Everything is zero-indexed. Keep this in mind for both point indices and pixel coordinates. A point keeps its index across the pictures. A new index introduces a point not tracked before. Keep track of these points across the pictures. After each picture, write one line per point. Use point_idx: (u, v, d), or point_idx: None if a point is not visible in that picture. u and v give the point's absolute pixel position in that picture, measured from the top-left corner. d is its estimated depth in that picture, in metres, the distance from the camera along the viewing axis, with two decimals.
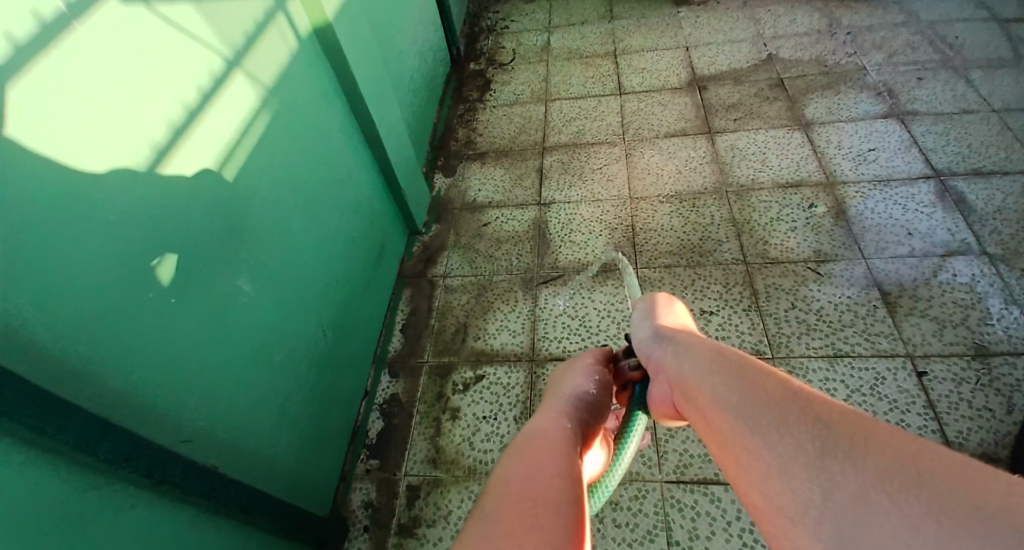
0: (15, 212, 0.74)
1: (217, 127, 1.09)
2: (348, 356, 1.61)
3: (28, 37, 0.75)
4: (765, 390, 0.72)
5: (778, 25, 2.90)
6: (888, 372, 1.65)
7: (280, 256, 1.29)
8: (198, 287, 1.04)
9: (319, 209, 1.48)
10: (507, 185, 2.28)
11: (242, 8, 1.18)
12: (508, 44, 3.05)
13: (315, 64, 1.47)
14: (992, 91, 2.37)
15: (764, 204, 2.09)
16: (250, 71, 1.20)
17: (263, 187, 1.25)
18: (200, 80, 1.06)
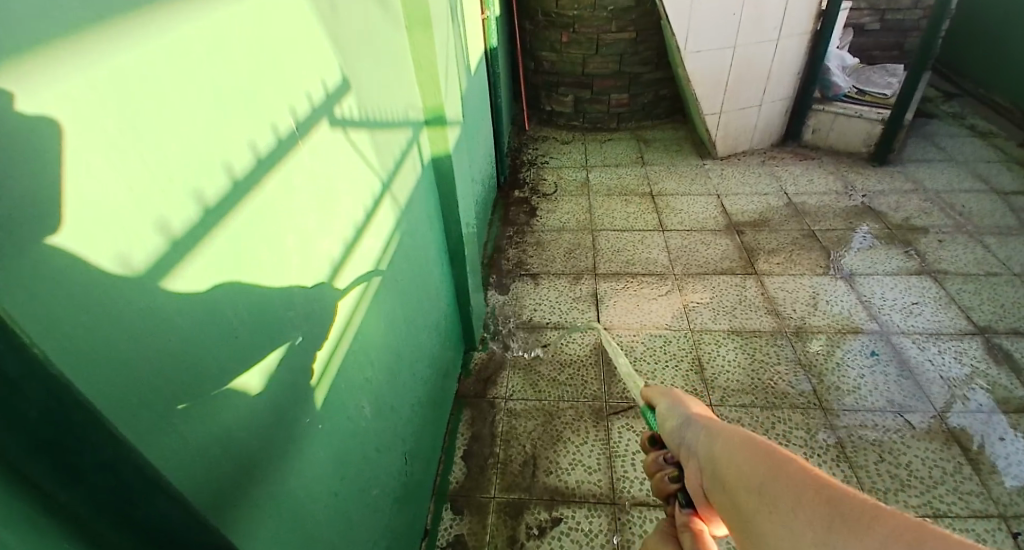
0: (233, 328, 0.66)
1: (369, 250, 1.04)
2: (420, 493, 1.42)
3: (266, 151, 0.71)
4: (762, 462, 0.60)
5: (799, 184, 3.13)
6: (989, 536, 1.53)
7: (390, 374, 1.18)
8: (334, 412, 0.92)
9: (421, 321, 1.41)
10: (563, 308, 2.23)
11: (396, 138, 1.20)
12: (550, 177, 3.21)
13: (429, 190, 1.48)
14: (1010, 256, 2.55)
15: (825, 348, 2.09)
16: (394, 195, 1.18)
17: (390, 302, 1.18)
18: (366, 203, 1.03)
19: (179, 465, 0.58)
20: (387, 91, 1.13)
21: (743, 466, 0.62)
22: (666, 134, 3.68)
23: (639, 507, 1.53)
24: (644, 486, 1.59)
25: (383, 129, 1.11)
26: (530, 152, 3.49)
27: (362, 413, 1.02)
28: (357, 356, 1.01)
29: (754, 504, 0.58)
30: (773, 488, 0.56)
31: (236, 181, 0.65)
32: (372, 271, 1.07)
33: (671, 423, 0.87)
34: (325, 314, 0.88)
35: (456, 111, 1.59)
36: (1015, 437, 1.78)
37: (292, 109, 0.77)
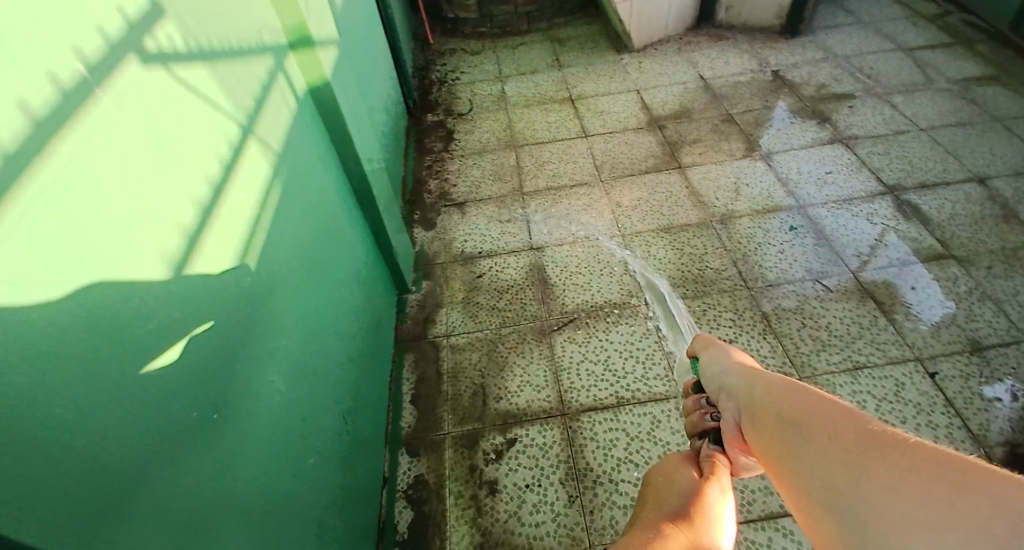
0: (56, 330, 0.58)
1: (238, 205, 0.94)
2: (369, 443, 1.41)
3: (47, 109, 0.59)
4: (803, 401, 0.63)
5: (715, 67, 3.08)
6: (906, 379, 1.67)
7: (302, 336, 1.12)
8: (231, 393, 0.86)
9: (331, 273, 1.33)
10: (494, 233, 2.19)
11: (248, 71, 1.05)
12: (463, 95, 3.03)
13: (313, 127, 1.35)
14: (916, 112, 2.61)
15: (749, 230, 2.15)
16: (261, 137, 1.06)
17: (284, 261, 1.10)
18: (219, 151, 0.91)
19: (26, 501, 0.52)
20: (221, 14, 0.97)
21: (784, 405, 0.65)
22: (579, 30, 3.50)
23: (589, 413, 1.60)
24: (591, 392, 1.65)
25: (224, 62, 0.97)
26: (438, 69, 3.27)
27: (274, 387, 0.98)
28: (250, 320, 0.94)
29: (789, 430, 0.61)
30: (809, 418, 0.59)
31: (9, 157, 0.54)
32: (247, 228, 0.97)
33: (714, 369, 0.92)
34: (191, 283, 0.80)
35: (327, 31, 1.43)
36: (925, 282, 1.92)
37: (78, 51, 0.64)
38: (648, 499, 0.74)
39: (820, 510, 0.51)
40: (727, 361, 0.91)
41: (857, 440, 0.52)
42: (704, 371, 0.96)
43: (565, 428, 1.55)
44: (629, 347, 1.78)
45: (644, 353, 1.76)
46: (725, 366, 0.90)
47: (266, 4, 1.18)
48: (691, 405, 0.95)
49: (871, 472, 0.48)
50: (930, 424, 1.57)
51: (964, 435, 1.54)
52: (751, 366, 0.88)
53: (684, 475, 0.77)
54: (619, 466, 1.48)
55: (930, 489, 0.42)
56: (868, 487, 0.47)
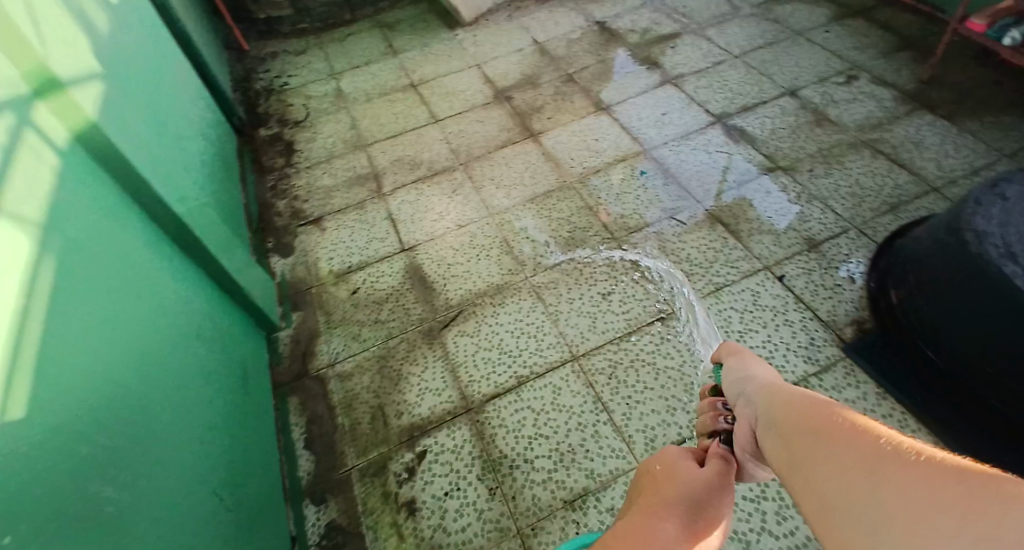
0: None
1: None
2: (261, 504, 1.31)
3: None
4: (823, 413, 0.59)
5: (547, 29, 3.12)
6: (760, 288, 1.80)
7: (132, 418, 1.00)
8: (37, 521, 0.75)
9: (161, 336, 1.20)
10: (360, 243, 2.09)
11: None
12: (296, 101, 2.83)
13: (94, 179, 1.18)
14: (728, 41, 2.80)
15: (607, 184, 2.23)
16: (12, 212, 0.91)
17: (86, 345, 0.97)
18: None
19: None
20: None
21: (806, 416, 0.61)
22: (407, 11, 3.37)
23: (493, 402, 1.60)
24: (491, 380, 1.65)
25: None
26: (262, 77, 3.02)
27: (102, 492, 0.87)
28: (41, 420, 0.82)
29: (807, 441, 0.57)
30: (829, 428, 0.55)
31: None
32: (18, 322, 0.84)
33: (742, 383, 0.90)
34: None
35: (80, 68, 1.25)
36: (770, 189, 2.08)
37: None
38: (649, 494, 0.77)
39: (837, 522, 0.46)
40: (759, 379, 0.88)
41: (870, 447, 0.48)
42: (731, 385, 0.93)
43: (473, 426, 1.54)
44: (521, 326, 1.79)
45: (535, 328, 1.78)
46: (752, 382, 0.87)
47: None
48: (710, 413, 1.01)
49: (888, 484, 0.43)
50: (788, 322, 1.70)
51: (818, 324, 1.68)
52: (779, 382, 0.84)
53: (688, 471, 0.79)
54: (531, 445, 1.50)
55: (939, 497, 0.38)
56: (883, 498, 0.43)
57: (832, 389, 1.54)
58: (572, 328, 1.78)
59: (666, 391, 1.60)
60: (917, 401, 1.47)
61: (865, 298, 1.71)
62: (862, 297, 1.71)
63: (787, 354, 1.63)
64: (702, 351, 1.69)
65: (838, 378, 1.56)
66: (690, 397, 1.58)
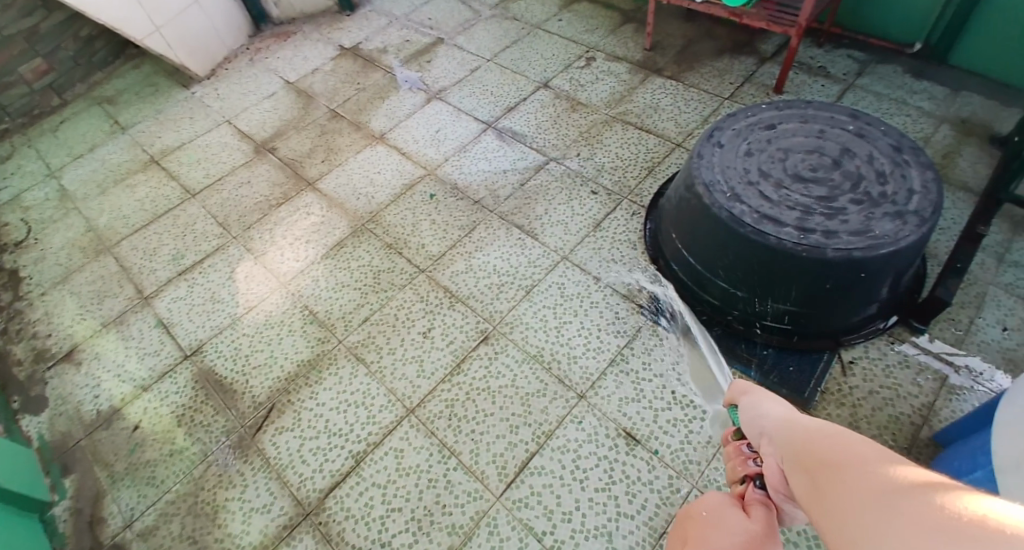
0: None
1: None
2: None
3: None
4: (836, 441, 0.58)
5: (297, 67, 2.93)
6: (563, 279, 1.86)
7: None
8: None
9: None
10: (132, 365, 1.77)
11: None
12: (11, 218, 2.32)
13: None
14: (478, 45, 2.88)
15: (399, 217, 2.15)
16: None
17: None
18: None
19: None
20: None
21: (820, 443, 0.60)
22: (128, 79, 2.94)
23: (332, 494, 1.45)
24: (324, 470, 1.49)
25: None
26: None
27: None
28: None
29: (820, 468, 0.56)
30: (842, 455, 0.54)
31: None
32: None
33: (752, 414, 0.83)
34: None
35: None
36: (552, 178, 2.18)
37: None
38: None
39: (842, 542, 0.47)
40: (762, 405, 0.84)
41: (901, 487, 0.45)
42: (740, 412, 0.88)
43: (319, 523, 1.40)
44: (343, 398, 1.65)
45: (357, 395, 1.65)
46: (759, 408, 0.83)
47: None
48: (733, 455, 0.89)
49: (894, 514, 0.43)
50: (594, 304, 1.78)
51: (619, 298, 1.78)
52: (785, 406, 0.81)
53: (730, 522, 0.73)
54: (385, 525, 1.39)
55: (950, 528, 0.38)
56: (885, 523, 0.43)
57: (644, 355, 1.64)
58: (401, 381, 1.68)
59: (507, 413, 1.57)
60: (709, 343, 1.63)
61: (649, 260, 1.86)
62: (647, 261, 1.86)
63: (600, 335, 1.70)
64: (704, 403, 1.54)
65: (646, 342, 1.67)
66: (528, 410, 1.57)
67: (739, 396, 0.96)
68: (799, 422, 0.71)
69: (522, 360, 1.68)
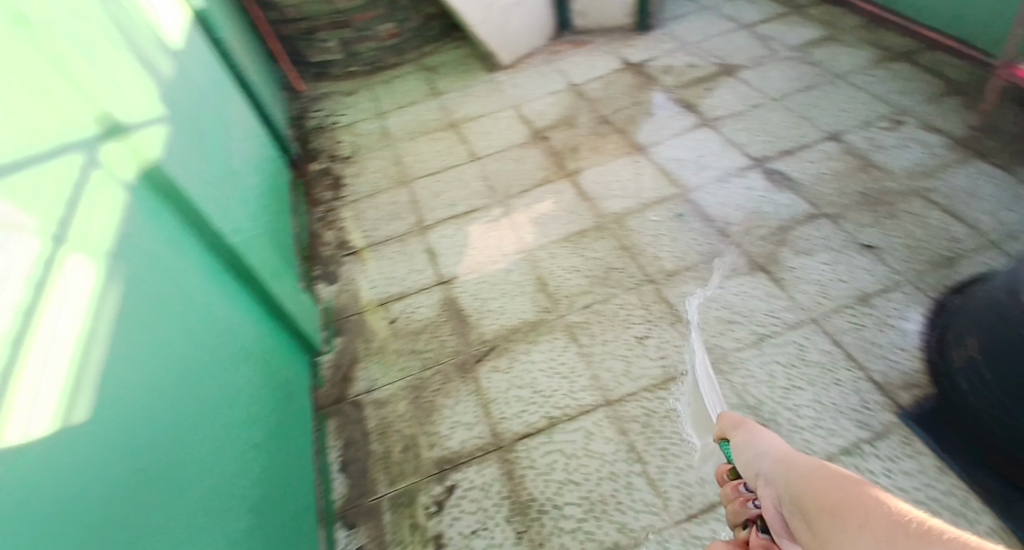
0: None
1: (59, 324, 0.87)
2: (290, 517, 1.34)
3: None
4: (823, 480, 0.55)
5: (584, 71, 3.20)
6: (806, 342, 1.77)
7: (182, 436, 1.07)
8: (102, 535, 0.80)
9: (216, 354, 1.30)
10: (400, 275, 2.17)
11: (57, 175, 0.99)
12: (345, 139, 2.98)
13: (156, 207, 1.28)
14: (766, 85, 2.82)
15: (642, 225, 2.23)
16: (83, 242, 0.99)
17: (141, 363, 1.03)
18: (28, 275, 0.85)
19: None
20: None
21: (810, 487, 0.56)
22: (448, 55, 3.52)
23: (524, 440, 1.60)
24: (523, 418, 1.65)
25: (13, 171, 0.88)
26: (314, 116, 3.20)
27: (154, 504, 0.93)
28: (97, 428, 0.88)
29: (815, 513, 0.52)
30: (831, 494, 0.51)
31: None
32: (83, 345, 0.91)
33: (749, 455, 0.79)
34: (20, 422, 0.74)
35: (145, 110, 1.36)
36: (813, 234, 2.08)
37: None
38: None
39: None
40: (759, 444, 0.80)
41: (876, 519, 0.43)
42: (738, 455, 0.84)
43: (522, 456, 1.56)
44: (553, 365, 1.79)
45: (567, 368, 1.77)
46: (757, 451, 0.79)
47: (60, 100, 1.10)
48: (734, 498, 0.81)
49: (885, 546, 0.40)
50: (836, 381, 1.66)
51: (869, 385, 1.64)
52: (778, 444, 0.77)
53: None
54: (561, 490, 1.48)
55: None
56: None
57: (885, 459, 1.49)
58: (607, 371, 1.75)
59: (705, 446, 1.52)
60: (973, 481, 1.42)
61: (922, 361, 1.66)
62: (918, 360, 1.67)
63: (837, 417, 1.59)
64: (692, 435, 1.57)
65: (892, 447, 1.51)
66: None
67: (731, 430, 0.92)
68: (792, 460, 0.67)
69: (734, 404, 1.65)
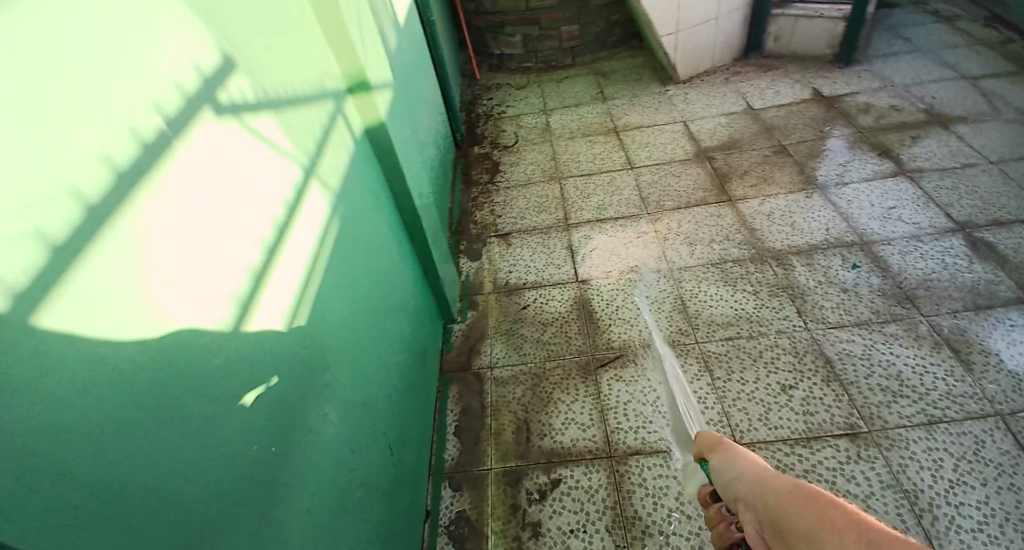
0: (150, 375, 0.66)
1: (298, 245, 1.01)
2: (409, 464, 1.42)
3: (139, 162, 0.67)
4: (802, 503, 0.55)
5: (765, 97, 3.02)
6: (987, 437, 1.51)
7: (352, 369, 1.19)
8: (287, 432, 0.92)
9: (387, 301, 1.43)
10: (539, 265, 2.21)
11: (315, 117, 1.15)
12: (509, 129, 3.10)
13: (368, 161, 1.42)
14: (985, 143, 2.47)
15: (806, 268, 2.05)
16: (322, 178, 1.14)
17: (338, 294, 1.17)
18: (285, 197, 0.99)
19: (135, 516, 0.61)
20: (285, 65, 1.05)
21: (789, 510, 0.56)
22: (623, 63, 3.53)
23: (638, 457, 1.55)
24: (640, 434, 1.60)
25: (288, 109, 1.04)
26: (486, 103, 3.36)
27: (325, 417, 1.05)
28: (301, 343, 1.00)
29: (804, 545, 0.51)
30: (816, 524, 0.51)
31: (94, 210, 0.60)
32: (308, 266, 1.05)
33: (722, 469, 0.78)
34: (258, 319, 0.88)
35: (382, 73, 1.50)
36: (1015, 318, 1.79)
37: (159, 107, 0.71)
38: None
39: None
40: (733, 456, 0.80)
41: None
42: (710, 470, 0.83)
43: (635, 469, 1.51)
44: (681, 390, 1.71)
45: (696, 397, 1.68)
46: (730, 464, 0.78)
47: (327, 52, 1.26)
48: (717, 522, 0.78)
49: None
50: (1015, 487, 1.41)
51: None
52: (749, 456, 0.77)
53: None
54: (669, 518, 1.41)
55: None
56: None
57: None
58: (739, 412, 1.64)
59: None
60: None
61: None
62: None
63: (1005, 526, 1.35)
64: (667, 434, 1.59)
65: None
66: None
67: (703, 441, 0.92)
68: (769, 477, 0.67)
69: (887, 483, 1.45)
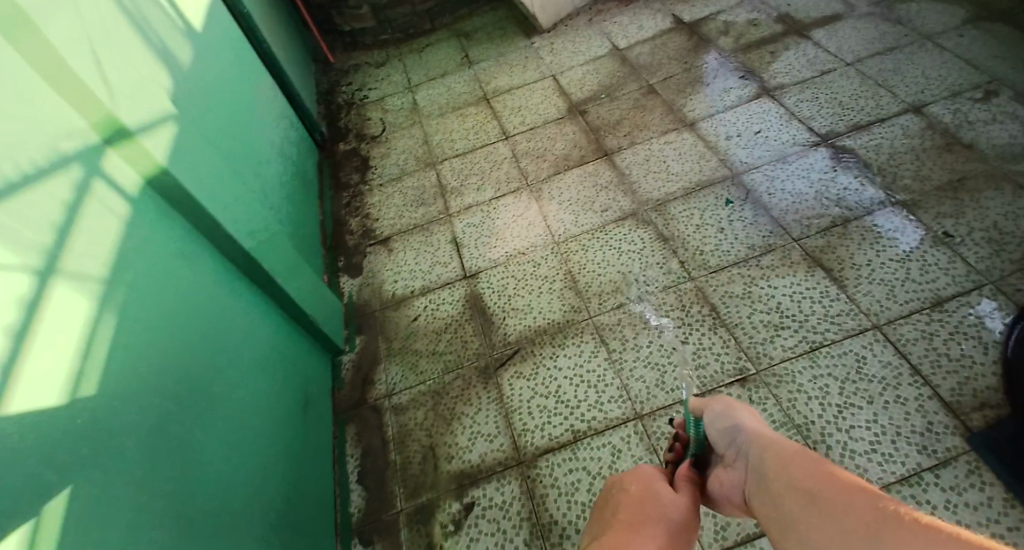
0: None
1: (44, 366, 0.86)
2: (299, 534, 1.33)
3: None
4: (806, 466, 0.79)
5: (629, 34, 2.92)
6: (867, 352, 1.56)
7: (181, 466, 1.06)
8: None
9: (227, 372, 1.28)
10: (425, 267, 2.09)
11: (46, 200, 0.96)
12: (374, 115, 2.87)
13: (161, 217, 1.23)
14: (840, 46, 2.49)
15: (685, 213, 2.03)
16: (73, 270, 0.97)
17: (137, 397, 1.02)
18: (8, 317, 0.83)
19: None
20: None
21: (789, 465, 0.82)
22: (484, 19, 3.32)
23: (545, 457, 1.52)
24: (545, 431, 1.57)
25: None
26: (344, 90, 3.10)
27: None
28: (85, 478, 0.87)
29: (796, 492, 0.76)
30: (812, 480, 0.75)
31: None
32: (71, 384, 0.90)
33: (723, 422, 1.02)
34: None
35: (159, 106, 1.28)
36: (902, 220, 1.82)
37: None
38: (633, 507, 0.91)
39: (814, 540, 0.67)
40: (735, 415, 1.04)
41: (853, 503, 0.66)
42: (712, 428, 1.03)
43: (546, 473, 1.48)
44: (580, 371, 1.67)
45: (595, 377, 1.65)
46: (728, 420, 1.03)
47: (59, 107, 1.04)
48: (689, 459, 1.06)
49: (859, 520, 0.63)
50: (901, 399, 1.46)
51: (937, 405, 1.44)
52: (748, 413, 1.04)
53: (665, 501, 0.93)
54: (584, 513, 1.40)
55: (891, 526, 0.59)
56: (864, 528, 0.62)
57: (949, 491, 1.31)
58: (637, 382, 1.62)
59: None
60: None
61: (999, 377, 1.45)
62: (995, 377, 1.45)
63: (896, 441, 1.40)
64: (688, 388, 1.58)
65: (958, 477, 1.32)
66: None
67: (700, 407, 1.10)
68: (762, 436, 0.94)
69: (781, 423, 1.48)
